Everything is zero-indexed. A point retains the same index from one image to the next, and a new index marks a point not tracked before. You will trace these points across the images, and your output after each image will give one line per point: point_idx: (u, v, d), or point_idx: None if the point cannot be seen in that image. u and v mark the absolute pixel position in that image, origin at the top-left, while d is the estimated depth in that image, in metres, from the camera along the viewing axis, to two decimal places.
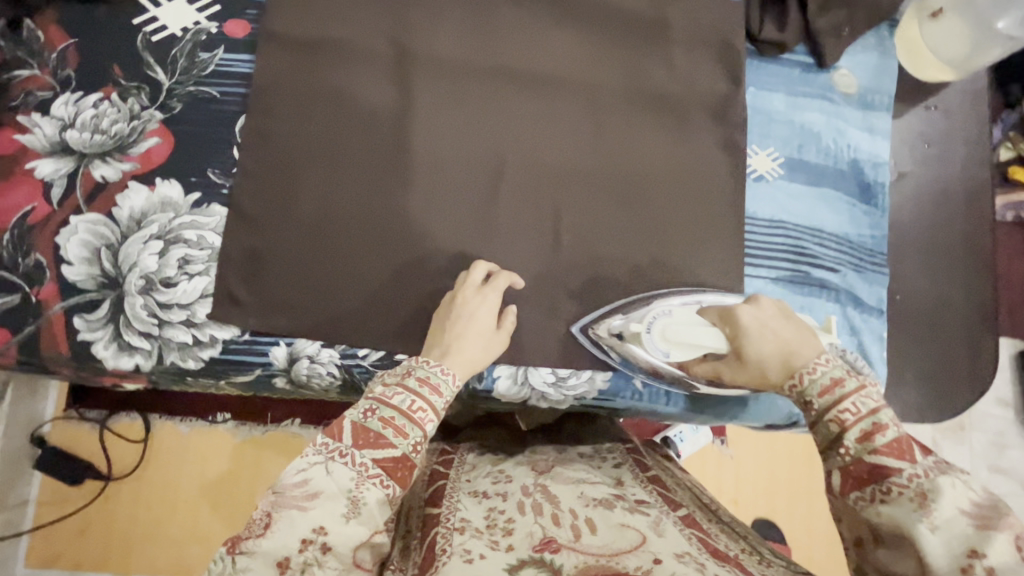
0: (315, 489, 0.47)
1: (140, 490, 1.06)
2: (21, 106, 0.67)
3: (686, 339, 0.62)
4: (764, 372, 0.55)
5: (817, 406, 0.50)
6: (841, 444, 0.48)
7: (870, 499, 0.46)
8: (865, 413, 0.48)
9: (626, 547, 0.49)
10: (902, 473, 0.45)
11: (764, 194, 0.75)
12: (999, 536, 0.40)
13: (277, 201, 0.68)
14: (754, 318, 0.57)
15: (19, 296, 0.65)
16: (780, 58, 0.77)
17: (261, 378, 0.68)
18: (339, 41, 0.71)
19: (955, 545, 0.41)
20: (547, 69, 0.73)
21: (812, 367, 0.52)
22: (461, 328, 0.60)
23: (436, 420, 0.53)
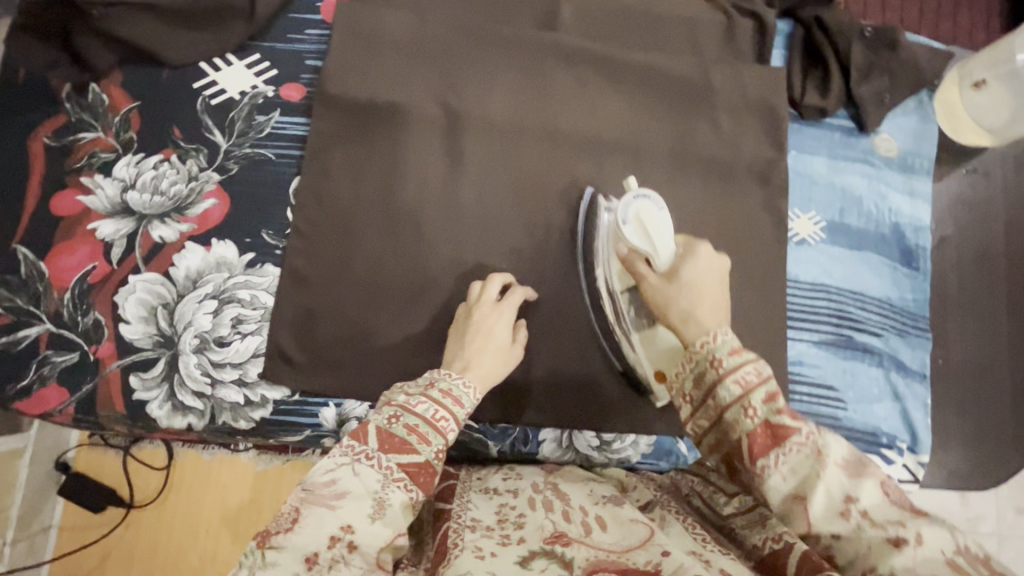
0: (343, 488, 0.47)
1: (162, 517, 1.04)
2: (85, 167, 0.69)
3: (654, 232, 0.61)
4: (670, 308, 0.55)
5: (723, 366, 0.48)
6: (746, 405, 0.46)
7: (775, 463, 0.44)
8: (766, 375, 0.47)
9: (636, 544, 0.48)
10: (801, 431, 0.44)
11: (807, 257, 0.75)
12: (869, 484, 0.42)
13: (330, 262, 0.69)
14: (695, 274, 0.56)
15: (77, 354, 0.66)
16: (821, 122, 0.78)
17: (310, 440, 0.68)
18: (391, 103, 0.72)
19: (834, 494, 0.42)
20: (593, 131, 0.74)
21: (720, 330, 0.50)
22: (479, 344, 0.61)
23: (457, 430, 0.54)
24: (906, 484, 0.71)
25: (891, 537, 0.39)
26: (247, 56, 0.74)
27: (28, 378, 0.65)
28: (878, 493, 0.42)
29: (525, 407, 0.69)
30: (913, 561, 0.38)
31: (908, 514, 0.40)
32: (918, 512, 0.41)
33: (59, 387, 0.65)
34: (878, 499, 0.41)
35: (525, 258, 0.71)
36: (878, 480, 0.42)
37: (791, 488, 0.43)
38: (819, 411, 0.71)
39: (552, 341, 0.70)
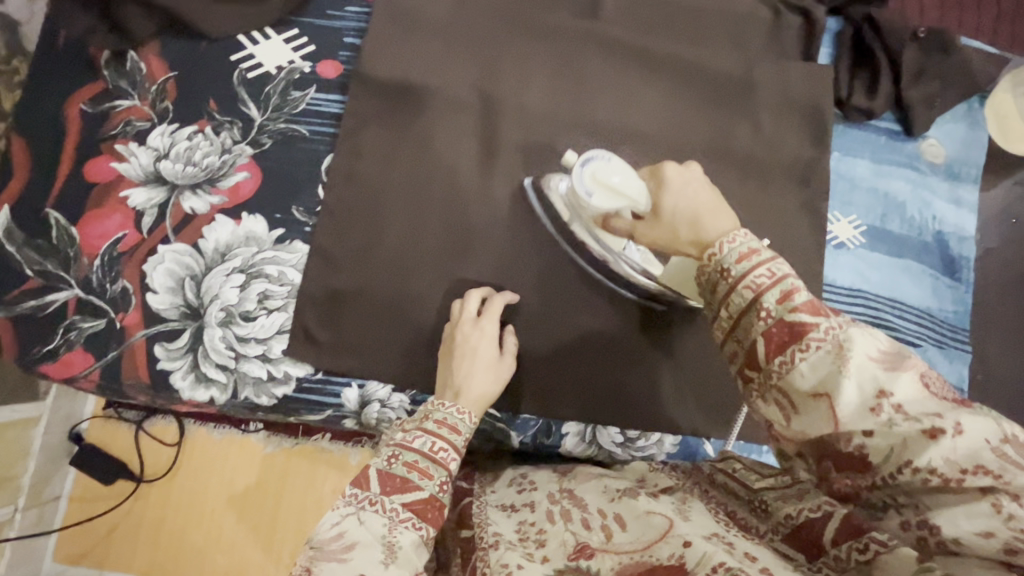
0: (352, 539, 0.45)
1: (169, 496, 1.04)
2: (120, 135, 0.69)
3: (619, 187, 0.61)
4: (674, 228, 0.51)
5: (732, 274, 0.42)
6: (759, 308, 0.40)
7: (792, 361, 0.38)
8: (781, 275, 0.40)
9: (656, 538, 0.45)
10: (819, 327, 0.38)
11: (845, 262, 0.73)
12: (906, 377, 0.36)
13: (359, 243, 0.69)
14: (678, 172, 0.54)
15: (104, 321, 0.66)
16: (866, 124, 0.76)
17: (331, 420, 0.68)
18: (429, 85, 0.72)
19: (865, 387, 0.36)
20: (631, 123, 0.73)
21: (732, 236, 0.44)
22: (468, 367, 0.61)
23: (458, 459, 0.53)
24: None
25: (929, 429, 0.34)
26: (285, 30, 0.73)
27: (54, 342, 0.65)
28: (915, 385, 0.35)
29: (548, 398, 0.68)
30: (953, 452, 0.33)
31: (947, 405, 0.35)
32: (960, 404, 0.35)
33: (85, 352, 0.65)
34: (915, 393, 0.35)
35: (554, 249, 0.70)
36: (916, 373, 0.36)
37: (810, 384, 0.37)
38: None
39: (578, 333, 0.69)
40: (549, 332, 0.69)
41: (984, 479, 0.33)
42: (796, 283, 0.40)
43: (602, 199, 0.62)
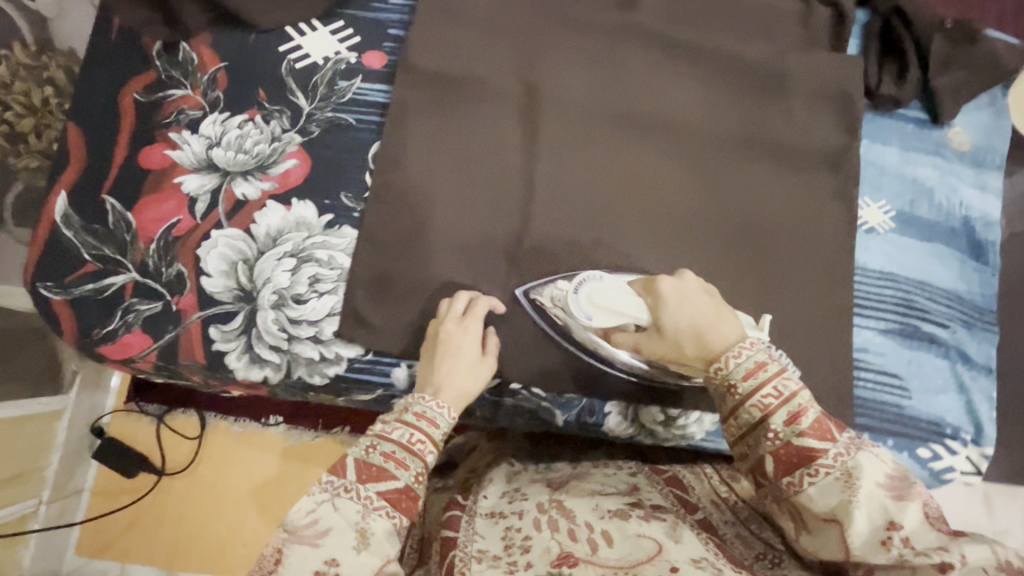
0: (325, 526, 0.48)
1: (188, 489, 1.18)
2: (174, 123, 0.71)
3: (615, 306, 0.62)
4: (680, 345, 0.56)
5: (740, 391, 0.50)
6: (767, 427, 0.48)
7: (801, 483, 0.46)
8: (787, 395, 0.48)
9: (644, 559, 0.51)
10: (828, 453, 0.46)
11: (875, 247, 0.76)
12: (913, 506, 0.43)
13: (405, 229, 0.71)
14: (674, 288, 0.58)
15: (160, 304, 0.67)
16: (894, 113, 0.78)
17: (381, 398, 0.71)
18: (472, 76, 0.74)
19: (876, 518, 0.44)
20: (666, 112, 0.75)
21: (737, 350, 0.51)
22: (449, 367, 0.60)
23: (436, 452, 0.54)
24: (968, 476, 0.72)
25: (938, 564, 0.41)
26: (331, 22, 0.75)
27: (113, 323, 0.67)
28: (919, 516, 0.43)
29: (590, 379, 0.70)
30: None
31: (947, 537, 0.43)
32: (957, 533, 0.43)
33: (142, 333, 0.67)
34: (919, 522, 0.43)
35: (558, 333, 0.69)
36: (920, 500, 0.44)
37: (824, 510, 0.45)
38: (883, 399, 0.73)
39: None
40: None
41: None
42: (801, 402, 0.48)
43: (602, 321, 0.63)
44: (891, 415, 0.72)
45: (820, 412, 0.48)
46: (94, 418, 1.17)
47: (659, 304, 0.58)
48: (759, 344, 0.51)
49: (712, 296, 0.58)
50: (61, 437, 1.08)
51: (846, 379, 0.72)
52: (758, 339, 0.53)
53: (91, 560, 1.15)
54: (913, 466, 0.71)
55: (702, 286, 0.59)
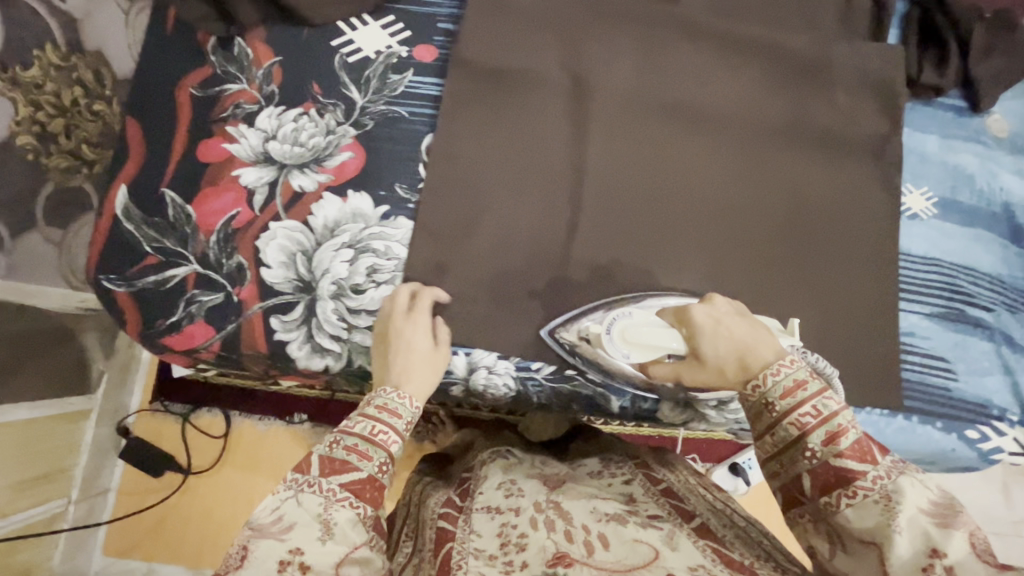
0: (291, 521, 0.49)
1: (214, 486, 1.29)
2: (230, 117, 0.72)
3: (649, 339, 0.61)
4: (722, 371, 0.56)
5: (777, 408, 0.50)
6: (804, 447, 0.49)
7: (837, 504, 0.46)
8: (827, 414, 0.49)
9: (640, 564, 0.54)
10: (867, 476, 0.46)
11: (919, 232, 0.77)
12: (957, 535, 0.42)
13: (458, 219, 0.72)
14: (708, 315, 0.58)
15: (222, 295, 0.68)
16: (933, 101, 0.80)
17: (440, 385, 0.72)
18: (522, 68, 0.75)
19: (917, 543, 0.43)
20: (712, 102, 0.77)
21: (776, 368, 0.52)
22: (404, 359, 0.62)
23: (401, 441, 0.56)
24: (1017, 457, 0.72)
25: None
26: (382, 17, 0.76)
27: (177, 314, 0.68)
28: (965, 545, 0.42)
29: None
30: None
31: (993, 571, 0.40)
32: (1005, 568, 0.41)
33: (206, 323, 0.68)
34: (964, 552, 0.41)
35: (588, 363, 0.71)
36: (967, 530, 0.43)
37: (866, 532, 0.45)
38: (931, 381, 0.74)
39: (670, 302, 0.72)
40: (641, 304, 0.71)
41: None
42: (841, 423, 0.48)
43: (641, 358, 0.62)
44: (939, 397, 0.74)
45: (862, 433, 0.48)
46: (120, 419, 1.25)
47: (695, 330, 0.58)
48: (799, 362, 0.52)
49: (745, 318, 0.59)
50: (89, 438, 1.16)
51: (893, 363, 0.73)
52: (797, 358, 0.53)
53: (121, 558, 1.25)
54: (962, 448, 0.72)
55: (735, 310, 0.59)
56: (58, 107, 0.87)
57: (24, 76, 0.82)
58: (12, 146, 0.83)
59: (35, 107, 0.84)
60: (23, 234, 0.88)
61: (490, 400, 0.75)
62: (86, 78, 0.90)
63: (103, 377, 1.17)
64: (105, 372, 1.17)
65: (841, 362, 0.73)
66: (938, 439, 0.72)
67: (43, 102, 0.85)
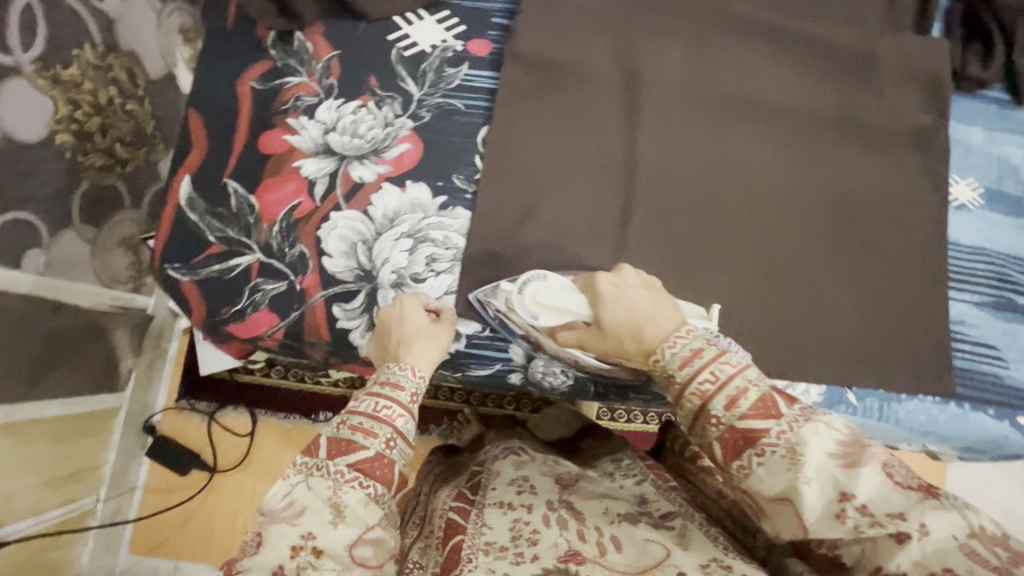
0: (301, 505, 0.49)
1: (238, 485, 1.29)
2: (291, 109, 0.73)
3: (561, 304, 0.65)
4: (620, 338, 0.58)
5: (680, 378, 0.50)
6: (709, 414, 0.47)
7: (750, 465, 0.44)
8: (724, 378, 0.48)
9: (652, 564, 0.50)
10: (770, 432, 0.44)
11: (966, 222, 0.78)
12: (865, 472, 0.41)
13: (516, 209, 0.73)
14: (611, 286, 0.61)
15: (285, 283, 0.69)
16: (978, 94, 0.81)
17: (499, 374, 0.73)
18: (576, 61, 0.76)
19: (829, 490, 0.42)
20: (762, 94, 0.78)
21: (672, 341, 0.52)
22: (398, 335, 0.64)
23: (406, 414, 0.56)
24: None
25: (893, 534, 0.40)
26: (437, 11, 0.77)
27: (241, 302, 0.69)
28: (874, 480, 0.41)
29: None
30: (920, 554, 0.40)
31: (913, 501, 0.40)
32: (927, 495, 0.41)
33: (270, 312, 0.69)
34: (876, 488, 0.41)
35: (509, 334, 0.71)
36: (877, 462, 0.42)
37: (776, 490, 0.43)
38: (981, 369, 0.75)
39: (721, 292, 0.73)
40: (694, 293, 0.73)
41: None
42: (739, 385, 0.47)
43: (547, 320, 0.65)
44: (991, 385, 0.74)
45: (762, 388, 0.47)
46: (147, 417, 1.24)
47: (598, 300, 0.61)
48: (696, 333, 0.53)
49: (650, 290, 0.61)
50: (117, 433, 1.16)
51: (946, 352, 0.74)
52: (695, 328, 0.54)
53: (146, 556, 1.25)
54: (1015, 434, 0.73)
55: (642, 284, 0.61)
56: (95, 106, 0.88)
57: (65, 75, 0.81)
58: (51, 144, 0.82)
59: (75, 105, 0.84)
60: (62, 230, 0.88)
61: (546, 390, 0.75)
62: (120, 78, 0.92)
63: (131, 374, 1.17)
64: (133, 368, 1.17)
65: (893, 350, 0.74)
66: (990, 426, 0.73)
67: (82, 101, 0.85)
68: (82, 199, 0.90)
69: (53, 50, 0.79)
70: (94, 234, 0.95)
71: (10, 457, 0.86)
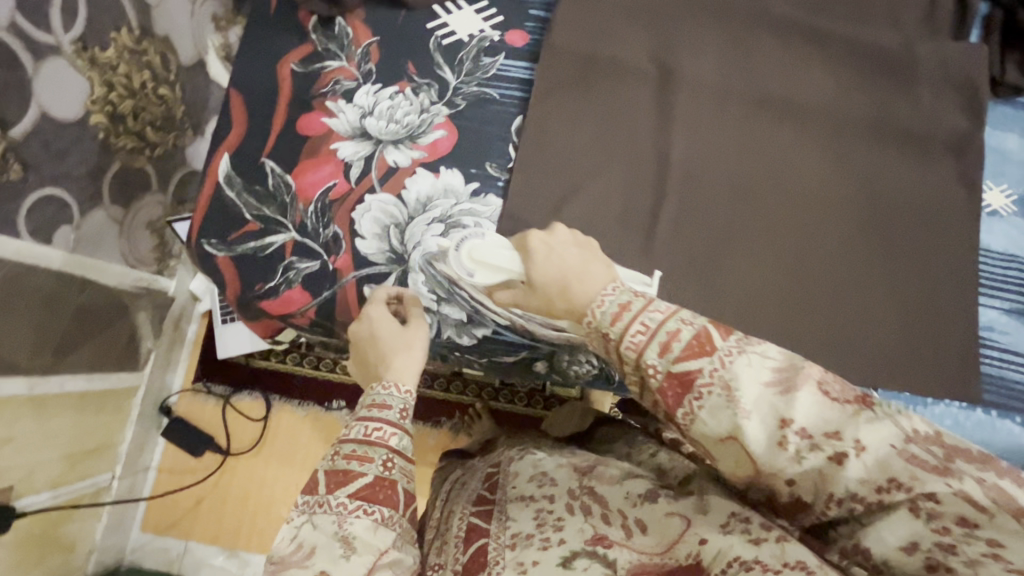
0: (310, 546, 0.47)
1: (252, 467, 1.29)
2: (330, 92, 0.75)
3: (495, 260, 0.59)
4: (549, 297, 0.53)
5: (614, 335, 0.46)
6: (645, 366, 0.43)
7: (691, 409, 0.41)
8: (655, 327, 0.44)
9: (676, 538, 0.49)
10: (703, 372, 0.41)
11: (998, 229, 0.78)
12: (801, 395, 0.38)
13: (547, 199, 0.73)
14: (542, 241, 0.56)
15: (319, 262, 0.71)
16: (1015, 101, 0.81)
17: (525, 360, 0.74)
18: (611, 55, 0.77)
19: (768, 421, 0.39)
20: (796, 94, 0.78)
21: (601, 300, 0.48)
22: (377, 350, 0.62)
23: (398, 431, 0.54)
24: None
25: (833, 455, 0.37)
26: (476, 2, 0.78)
27: (274, 280, 0.71)
28: (810, 403, 0.38)
29: None
30: (864, 470, 0.37)
31: (850, 415, 0.38)
32: (864, 407, 0.38)
33: (303, 290, 0.70)
34: (812, 407, 0.38)
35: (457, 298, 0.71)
36: (814, 382, 0.39)
37: (717, 431, 0.40)
38: (1010, 377, 0.74)
39: (745, 289, 0.73)
40: (720, 289, 0.73)
41: (900, 493, 0.36)
42: (670, 329, 0.43)
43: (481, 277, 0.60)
44: (1018, 393, 0.74)
45: (694, 326, 0.43)
46: (162, 398, 1.26)
47: (529, 258, 0.56)
48: (622, 287, 0.48)
49: (583, 248, 0.55)
50: (134, 413, 1.17)
51: (974, 358, 0.73)
52: (624, 284, 0.50)
53: (156, 536, 1.25)
54: None
55: (574, 240, 0.56)
56: (129, 89, 0.89)
57: (103, 57, 0.83)
58: (87, 124, 0.83)
59: (110, 87, 0.85)
60: (92, 210, 0.89)
61: (572, 378, 0.77)
62: (154, 62, 0.93)
63: (151, 355, 1.19)
64: (153, 349, 1.18)
65: (920, 355, 0.73)
66: (1018, 434, 0.72)
67: (117, 83, 0.87)
68: (112, 180, 0.92)
69: (93, 32, 0.81)
70: (122, 214, 0.96)
71: (33, 429, 0.87)
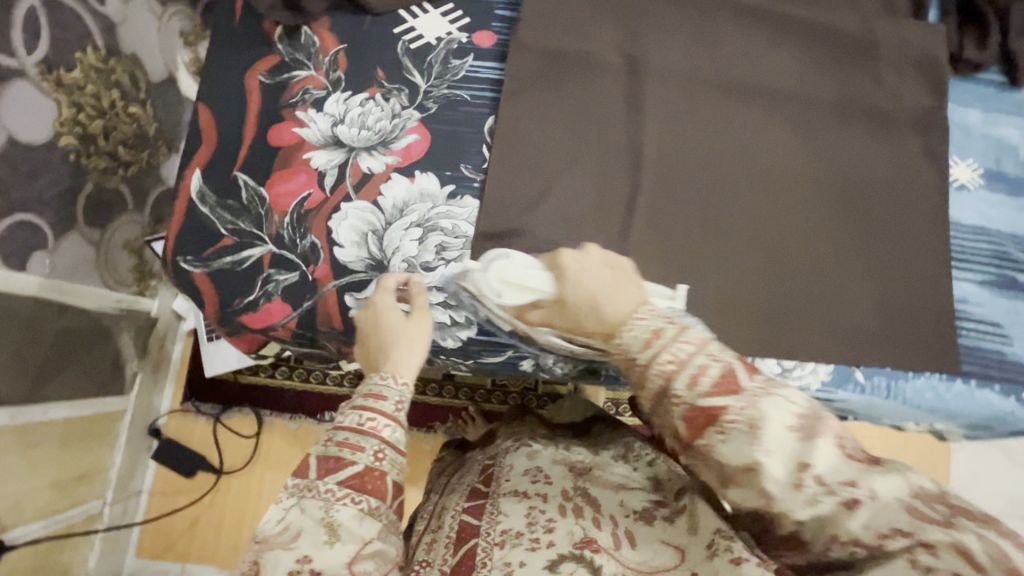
0: (296, 529, 0.48)
1: (246, 486, 1.27)
2: (300, 102, 0.74)
3: (526, 281, 0.61)
4: (577, 320, 0.56)
5: (642, 361, 0.47)
6: (672, 395, 0.45)
7: (712, 441, 0.43)
8: (684, 358, 0.45)
9: (662, 567, 0.53)
10: (730, 410, 0.43)
11: (966, 202, 0.79)
12: (823, 444, 0.40)
13: (525, 197, 0.73)
14: (574, 262, 0.58)
15: (297, 274, 0.70)
16: (975, 77, 0.83)
17: (510, 360, 0.74)
18: (578, 51, 0.77)
19: (788, 463, 0.41)
20: (763, 80, 0.79)
21: (633, 323, 0.49)
22: (377, 340, 0.62)
23: (393, 424, 0.53)
24: None
25: (844, 502, 0.40)
26: (441, 5, 0.78)
27: (254, 293, 0.70)
28: (832, 452, 0.40)
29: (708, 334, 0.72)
30: (867, 519, 0.40)
31: (864, 469, 0.40)
32: (873, 464, 0.41)
33: (283, 302, 0.70)
34: (835, 459, 0.40)
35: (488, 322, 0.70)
36: (832, 435, 0.42)
37: (737, 463, 0.42)
38: (987, 346, 0.76)
39: (725, 276, 0.74)
40: (700, 277, 0.73)
41: (901, 539, 0.40)
42: (700, 363, 0.45)
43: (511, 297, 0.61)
44: (995, 362, 0.75)
45: (722, 363, 0.44)
46: (151, 419, 1.25)
47: (562, 279, 0.58)
48: (656, 312, 0.49)
49: (616, 271, 0.57)
50: (123, 437, 1.16)
51: (951, 331, 0.75)
52: (658, 306, 0.50)
53: (152, 560, 1.23)
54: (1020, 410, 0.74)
55: (604, 261, 0.58)
56: (97, 109, 0.87)
57: (69, 78, 0.81)
58: (56, 146, 0.82)
59: (78, 108, 0.84)
60: (67, 233, 0.88)
61: (559, 375, 0.77)
62: (122, 81, 0.92)
63: (136, 381, 1.17)
64: (138, 373, 1.16)
65: (899, 330, 0.74)
66: (997, 402, 0.74)
67: (86, 104, 0.86)
68: (86, 201, 0.90)
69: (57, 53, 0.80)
70: (98, 237, 0.95)
71: (17, 459, 0.86)
